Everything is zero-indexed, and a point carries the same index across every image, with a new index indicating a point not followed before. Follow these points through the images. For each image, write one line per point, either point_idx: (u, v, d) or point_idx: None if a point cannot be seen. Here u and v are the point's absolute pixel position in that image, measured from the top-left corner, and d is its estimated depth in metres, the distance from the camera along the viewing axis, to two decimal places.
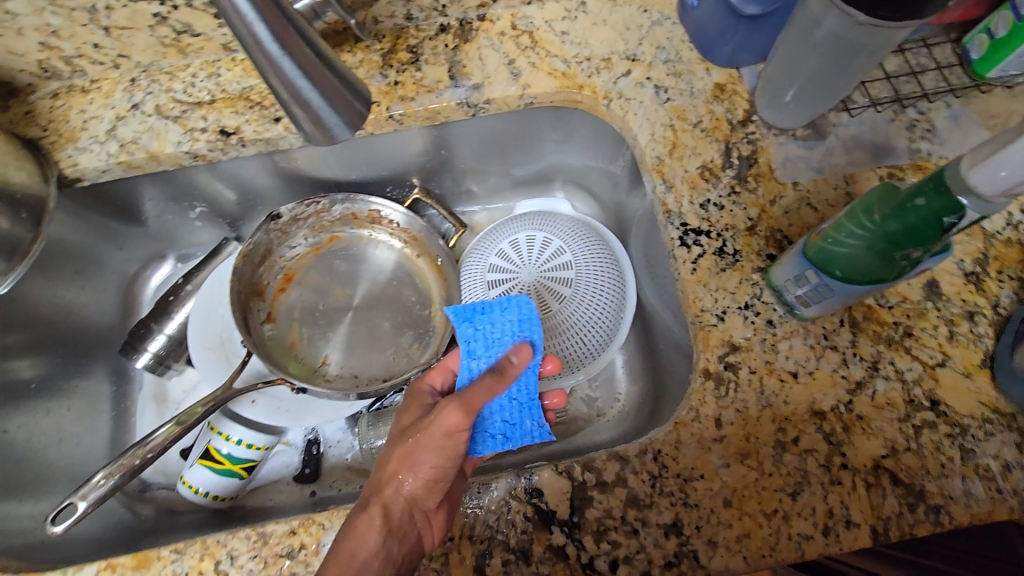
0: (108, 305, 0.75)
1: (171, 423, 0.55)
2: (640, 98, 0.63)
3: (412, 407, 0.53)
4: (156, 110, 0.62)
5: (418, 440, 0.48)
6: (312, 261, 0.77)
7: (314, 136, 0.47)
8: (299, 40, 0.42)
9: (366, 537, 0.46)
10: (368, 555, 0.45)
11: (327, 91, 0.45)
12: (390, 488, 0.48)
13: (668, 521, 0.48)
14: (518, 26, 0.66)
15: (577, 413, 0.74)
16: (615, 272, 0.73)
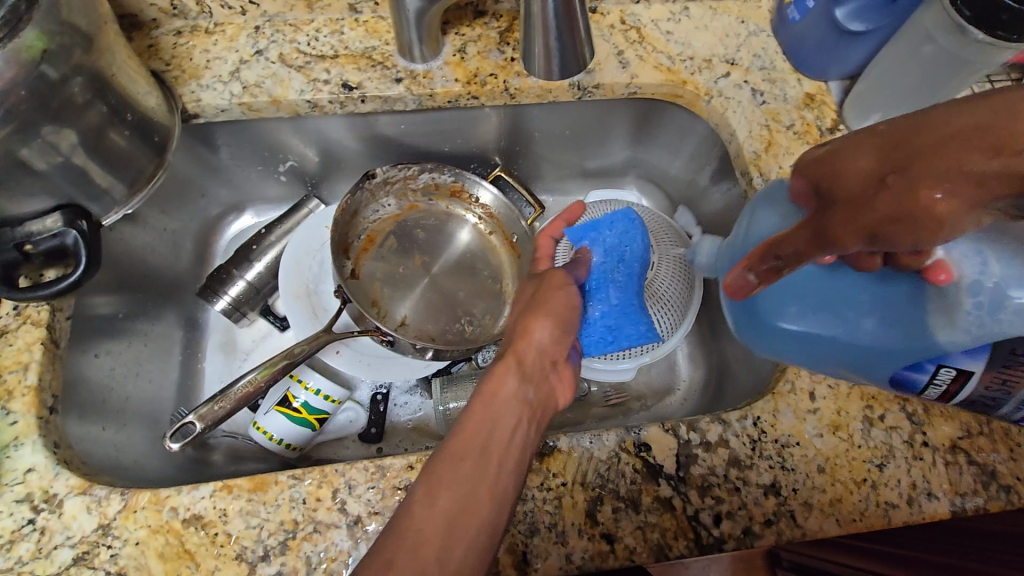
0: (184, 249, 0.75)
1: (258, 369, 0.56)
2: (739, 98, 0.67)
3: (532, 283, 0.61)
4: (280, 59, 0.63)
5: (541, 301, 0.57)
6: (394, 226, 0.78)
7: (537, 66, 0.64)
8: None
9: (505, 380, 0.50)
10: (510, 391, 0.49)
11: (564, 31, 0.59)
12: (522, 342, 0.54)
13: (767, 482, 0.50)
14: (627, 21, 0.70)
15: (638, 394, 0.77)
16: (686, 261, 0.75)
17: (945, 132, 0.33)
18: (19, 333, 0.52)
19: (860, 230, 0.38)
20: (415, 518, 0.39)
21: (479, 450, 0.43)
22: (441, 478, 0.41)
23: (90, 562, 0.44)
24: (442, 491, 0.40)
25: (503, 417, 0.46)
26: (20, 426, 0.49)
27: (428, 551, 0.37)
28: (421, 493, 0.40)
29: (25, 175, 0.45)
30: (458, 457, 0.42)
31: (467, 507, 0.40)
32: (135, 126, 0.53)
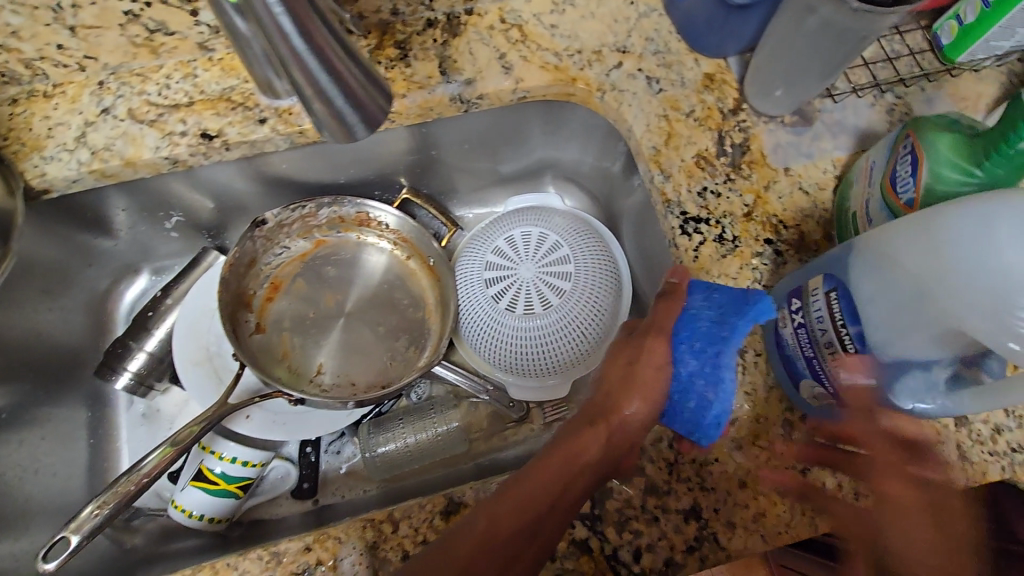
0: (77, 324, 0.70)
1: (161, 446, 0.54)
2: (633, 90, 0.63)
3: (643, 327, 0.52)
4: (129, 115, 0.59)
5: (634, 370, 0.49)
6: (300, 268, 0.75)
7: (334, 132, 0.47)
8: (327, 35, 0.42)
9: (592, 445, 0.47)
10: (586, 465, 0.46)
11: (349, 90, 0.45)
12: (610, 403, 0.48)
13: (687, 506, 0.48)
14: (507, 20, 0.65)
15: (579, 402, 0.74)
16: (610, 265, 0.73)
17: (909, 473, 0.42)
18: None
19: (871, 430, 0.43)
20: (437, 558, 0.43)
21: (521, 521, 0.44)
22: (500, 530, 0.43)
23: None
24: (469, 548, 0.43)
25: (570, 488, 0.46)
26: None
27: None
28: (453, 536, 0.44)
29: None
30: (494, 541, 0.43)
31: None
32: None
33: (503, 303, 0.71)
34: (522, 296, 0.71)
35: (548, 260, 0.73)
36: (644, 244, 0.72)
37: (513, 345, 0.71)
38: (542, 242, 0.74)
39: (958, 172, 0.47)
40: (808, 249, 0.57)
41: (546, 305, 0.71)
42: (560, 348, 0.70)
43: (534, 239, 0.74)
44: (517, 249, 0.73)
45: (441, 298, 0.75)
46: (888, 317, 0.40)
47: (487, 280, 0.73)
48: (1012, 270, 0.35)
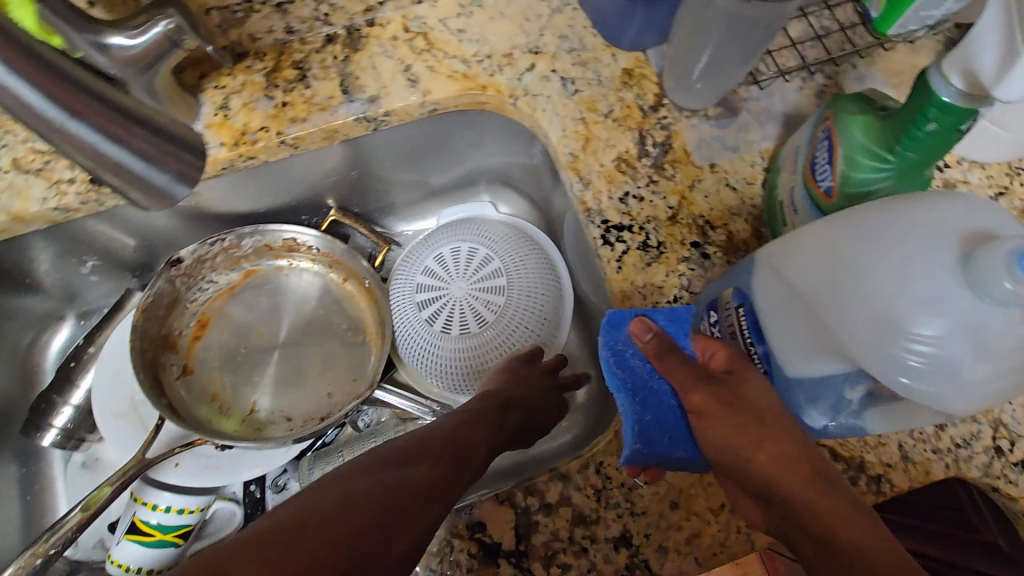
0: (2, 379, 0.68)
1: (79, 507, 0.54)
2: (547, 93, 0.60)
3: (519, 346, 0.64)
4: (15, 165, 0.56)
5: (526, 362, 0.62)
6: (228, 301, 0.73)
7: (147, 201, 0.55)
8: (90, 104, 0.49)
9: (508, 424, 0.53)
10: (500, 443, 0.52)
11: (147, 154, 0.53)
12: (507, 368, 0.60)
13: (617, 533, 0.46)
14: (411, 28, 0.62)
15: None
16: (545, 271, 0.70)
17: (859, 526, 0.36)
18: None
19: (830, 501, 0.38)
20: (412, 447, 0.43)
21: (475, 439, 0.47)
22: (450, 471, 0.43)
23: None
24: (445, 442, 0.45)
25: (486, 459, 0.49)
26: None
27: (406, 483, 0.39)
28: (418, 436, 0.45)
29: None
30: (462, 448, 0.45)
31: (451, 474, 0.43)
32: None
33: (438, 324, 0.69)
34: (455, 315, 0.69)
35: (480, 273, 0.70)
36: (576, 253, 0.69)
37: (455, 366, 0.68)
38: (472, 256, 0.71)
39: (870, 158, 0.43)
40: (738, 249, 0.54)
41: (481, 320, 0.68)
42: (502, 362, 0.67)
43: (464, 254, 0.71)
44: (447, 268, 0.71)
45: (380, 322, 0.72)
46: (794, 332, 0.40)
47: (420, 304, 0.70)
48: (893, 303, 0.35)
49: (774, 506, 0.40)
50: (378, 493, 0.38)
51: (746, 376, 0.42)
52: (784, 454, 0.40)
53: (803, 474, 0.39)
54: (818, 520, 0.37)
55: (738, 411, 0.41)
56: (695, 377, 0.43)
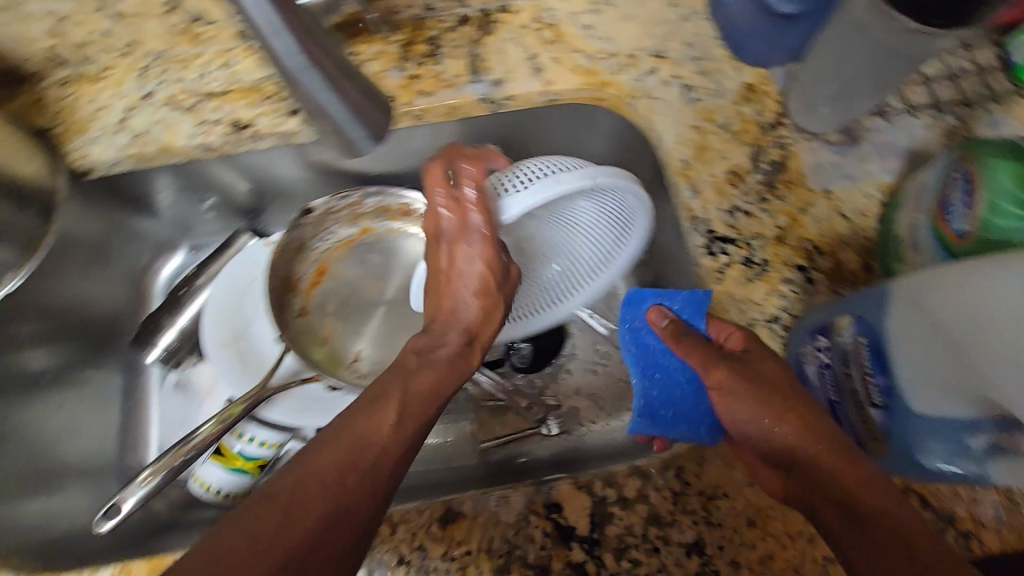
0: (119, 295, 0.75)
1: (212, 421, 0.59)
2: (667, 97, 0.61)
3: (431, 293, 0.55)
4: (169, 101, 0.61)
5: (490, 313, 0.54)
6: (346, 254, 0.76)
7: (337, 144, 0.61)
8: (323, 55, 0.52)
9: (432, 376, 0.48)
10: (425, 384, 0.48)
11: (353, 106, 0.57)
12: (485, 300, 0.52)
13: (690, 540, 0.47)
14: (541, 19, 0.64)
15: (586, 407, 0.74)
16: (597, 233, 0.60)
17: (879, 512, 0.39)
18: None
19: (853, 483, 0.41)
20: (348, 427, 0.43)
21: (417, 400, 0.46)
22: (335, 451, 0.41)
23: None
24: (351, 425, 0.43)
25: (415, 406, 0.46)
26: None
27: (341, 466, 0.40)
28: (362, 407, 0.45)
29: None
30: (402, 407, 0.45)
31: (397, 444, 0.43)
32: (6, 192, 0.53)
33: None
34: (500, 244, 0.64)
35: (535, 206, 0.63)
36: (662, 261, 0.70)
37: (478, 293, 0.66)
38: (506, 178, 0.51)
39: (1016, 205, 0.41)
40: (844, 279, 0.54)
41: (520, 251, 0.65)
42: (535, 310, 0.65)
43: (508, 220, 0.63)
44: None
45: None
46: (922, 369, 0.40)
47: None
48: None
49: (795, 473, 0.44)
50: (329, 471, 0.40)
51: (761, 356, 0.47)
52: (807, 429, 0.44)
53: (855, 472, 0.41)
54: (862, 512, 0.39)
55: (752, 382, 0.46)
56: (712, 358, 0.48)
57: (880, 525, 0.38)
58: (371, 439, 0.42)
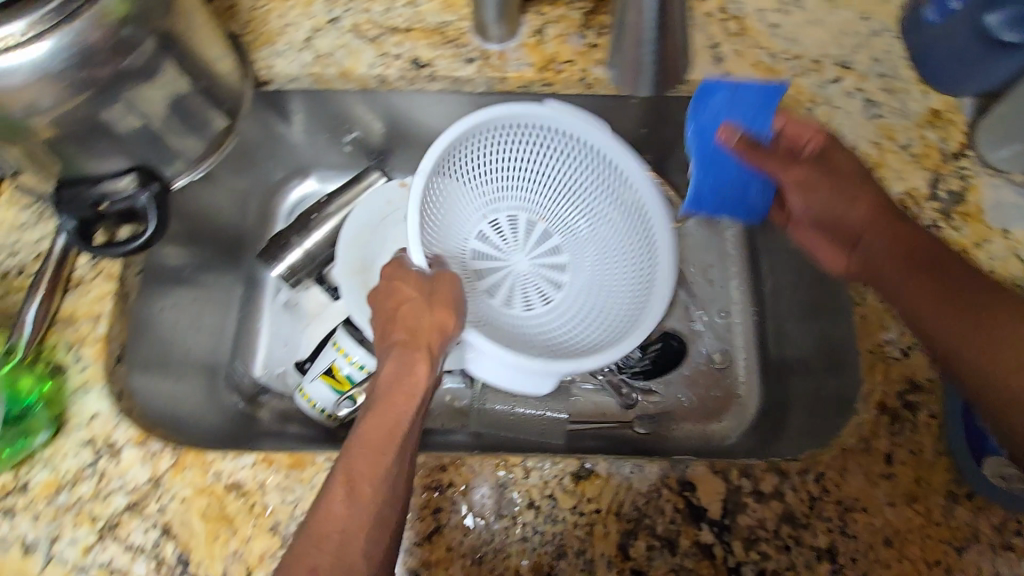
0: (249, 209, 0.77)
1: None
2: (848, 109, 0.59)
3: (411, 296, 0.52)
4: (354, 29, 0.62)
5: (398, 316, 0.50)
6: None
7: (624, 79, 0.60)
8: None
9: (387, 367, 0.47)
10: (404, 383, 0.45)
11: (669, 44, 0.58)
12: (431, 334, 0.48)
13: (822, 545, 0.47)
14: (728, 10, 0.63)
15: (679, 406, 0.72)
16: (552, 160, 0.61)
17: (981, 318, 0.45)
18: (94, 285, 0.54)
19: (940, 293, 0.48)
20: (331, 515, 0.39)
21: (397, 446, 0.42)
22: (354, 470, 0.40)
23: (140, 511, 0.48)
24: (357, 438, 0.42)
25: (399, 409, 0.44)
26: (89, 372, 0.51)
27: (357, 544, 0.38)
28: (341, 484, 0.40)
29: (102, 138, 0.48)
30: (379, 449, 0.41)
31: (390, 496, 0.40)
32: (205, 93, 0.54)
33: (516, 306, 0.63)
34: (519, 291, 0.64)
35: (530, 220, 0.65)
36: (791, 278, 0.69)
37: (549, 338, 0.62)
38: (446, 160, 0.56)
39: None
40: None
41: (547, 301, 0.64)
42: (610, 326, 0.60)
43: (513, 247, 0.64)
44: (507, 233, 0.65)
45: None
46: None
47: (474, 275, 0.62)
48: None
49: (942, 363, 0.47)
50: (352, 553, 0.37)
51: (835, 156, 0.55)
52: (879, 209, 0.54)
53: (920, 258, 0.51)
54: (942, 288, 0.48)
55: (829, 177, 0.55)
56: (791, 160, 0.56)
57: (980, 316, 0.45)
58: (357, 526, 0.38)
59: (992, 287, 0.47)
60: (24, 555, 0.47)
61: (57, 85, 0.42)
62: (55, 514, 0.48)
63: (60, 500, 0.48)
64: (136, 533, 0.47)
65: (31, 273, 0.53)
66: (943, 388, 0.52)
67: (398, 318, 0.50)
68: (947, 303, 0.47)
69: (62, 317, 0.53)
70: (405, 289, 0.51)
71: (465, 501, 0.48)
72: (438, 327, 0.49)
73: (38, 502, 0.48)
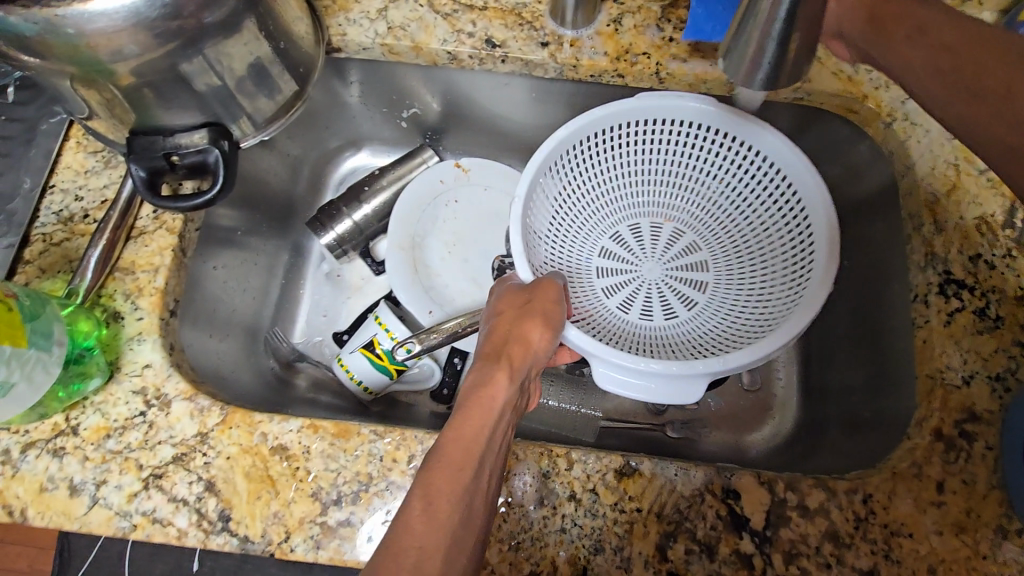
0: (302, 176, 0.78)
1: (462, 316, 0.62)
2: (927, 126, 0.58)
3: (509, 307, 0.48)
4: (429, 3, 0.63)
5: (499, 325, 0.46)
6: None
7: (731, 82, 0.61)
8: None
9: (481, 380, 0.41)
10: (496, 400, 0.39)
11: None
12: (518, 347, 0.44)
13: (865, 567, 0.45)
14: None
15: (712, 414, 0.70)
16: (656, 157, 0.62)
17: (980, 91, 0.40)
18: (155, 237, 0.54)
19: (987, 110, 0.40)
20: (410, 534, 0.31)
21: (477, 463, 0.36)
22: (438, 488, 0.34)
23: (186, 464, 0.47)
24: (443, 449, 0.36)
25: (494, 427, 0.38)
26: (144, 322, 0.51)
27: (433, 569, 0.30)
28: (418, 502, 0.33)
29: (183, 91, 0.48)
30: (459, 464, 0.35)
31: (465, 521, 0.34)
32: (284, 55, 0.54)
33: (648, 315, 0.61)
34: (655, 300, 0.62)
35: (660, 228, 0.65)
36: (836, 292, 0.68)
37: (695, 341, 0.59)
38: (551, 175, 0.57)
39: None
40: None
41: (690, 305, 0.62)
42: (761, 317, 0.57)
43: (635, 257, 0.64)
44: (635, 246, 0.64)
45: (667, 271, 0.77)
46: None
47: (607, 294, 0.62)
48: None
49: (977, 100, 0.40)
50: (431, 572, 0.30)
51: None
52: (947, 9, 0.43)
53: (950, 31, 0.42)
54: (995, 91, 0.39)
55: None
56: None
57: (955, 67, 0.42)
58: (435, 547, 0.31)
59: (989, 28, 0.41)
60: (70, 496, 0.46)
61: (148, 33, 0.42)
62: (103, 458, 0.47)
63: (109, 445, 0.48)
64: (180, 485, 0.47)
65: (95, 219, 0.54)
66: (1002, 420, 0.48)
67: (504, 335, 0.45)
68: (959, 87, 0.41)
69: (122, 265, 0.53)
70: (500, 307, 0.48)
71: (504, 489, 0.47)
72: (525, 339, 0.44)
73: (88, 445, 0.48)
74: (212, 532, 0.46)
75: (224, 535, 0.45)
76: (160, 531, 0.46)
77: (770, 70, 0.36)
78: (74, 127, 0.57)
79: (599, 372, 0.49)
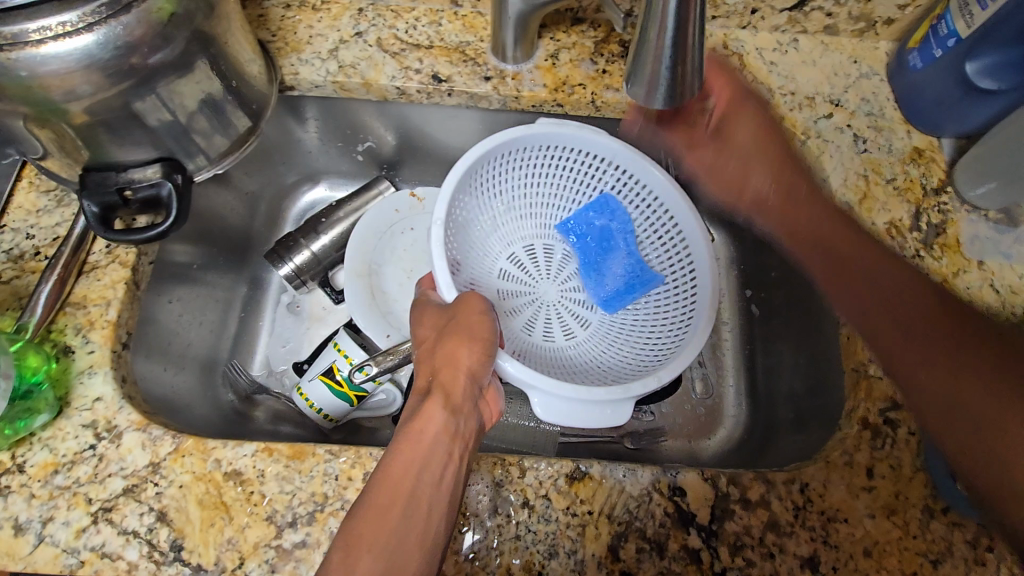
0: (260, 211, 0.80)
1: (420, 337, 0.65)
2: (838, 142, 0.63)
3: (432, 317, 0.53)
4: (378, 43, 0.67)
5: (444, 339, 0.50)
6: None
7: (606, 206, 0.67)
8: None
9: (433, 415, 0.45)
10: (432, 431, 0.44)
11: None
12: (447, 369, 0.48)
13: (805, 554, 0.47)
14: (729, 47, 0.67)
15: (668, 424, 0.73)
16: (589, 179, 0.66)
17: (944, 350, 0.48)
18: (108, 271, 0.55)
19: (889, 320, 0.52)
20: None
21: (403, 507, 0.41)
22: (362, 537, 0.39)
23: (137, 496, 0.47)
24: (391, 484, 0.42)
25: (429, 459, 0.43)
26: (96, 356, 0.51)
27: None
28: (341, 553, 0.39)
29: (135, 128, 0.50)
30: (382, 511, 0.40)
31: (394, 563, 0.39)
32: (236, 92, 0.57)
33: (557, 338, 0.65)
34: (554, 323, 0.66)
35: (544, 248, 0.69)
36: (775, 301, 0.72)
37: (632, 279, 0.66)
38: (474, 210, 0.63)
39: None
40: None
41: (585, 324, 0.67)
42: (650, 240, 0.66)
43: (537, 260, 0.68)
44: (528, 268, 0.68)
45: None
46: None
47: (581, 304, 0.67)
48: None
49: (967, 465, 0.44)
50: None
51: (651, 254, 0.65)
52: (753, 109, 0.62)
53: (876, 294, 0.54)
54: (879, 303, 0.53)
55: (847, 232, 0.57)
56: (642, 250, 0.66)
57: (888, 295, 0.53)
58: None
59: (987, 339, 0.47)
60: (14, 535, 0.45)
61: (100, 73, 0.44)
62: (51, 495, 0.47)
63: (57, 481, 0.47)
64: (131, 517, 0.46)
65: (46, 255, 0.55)
66: None
67: (445, 367, 0.48)
68: (935, 331, 0.49)
69: (74, 300, 0.53)
70: (432, 324, 0.52)
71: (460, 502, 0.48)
72: (452, 359, 0.48)
73: (35, 482, 0.47)
74: (164, 563, 0.45)
75: (176, 564, 0.45)
76: (109, 565, 0.45)
77: (668, 85, 0.44)
78: (26, 167, 0.58)
79: (537, 404, 0.51)
